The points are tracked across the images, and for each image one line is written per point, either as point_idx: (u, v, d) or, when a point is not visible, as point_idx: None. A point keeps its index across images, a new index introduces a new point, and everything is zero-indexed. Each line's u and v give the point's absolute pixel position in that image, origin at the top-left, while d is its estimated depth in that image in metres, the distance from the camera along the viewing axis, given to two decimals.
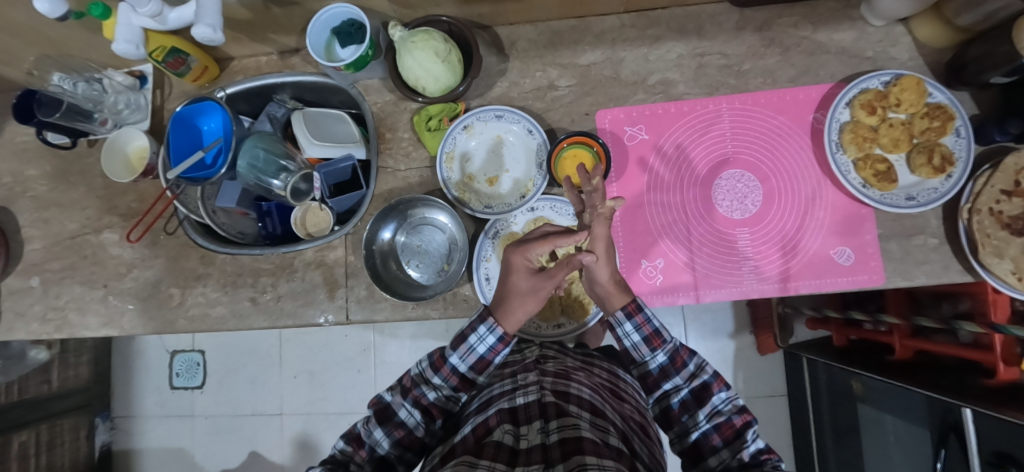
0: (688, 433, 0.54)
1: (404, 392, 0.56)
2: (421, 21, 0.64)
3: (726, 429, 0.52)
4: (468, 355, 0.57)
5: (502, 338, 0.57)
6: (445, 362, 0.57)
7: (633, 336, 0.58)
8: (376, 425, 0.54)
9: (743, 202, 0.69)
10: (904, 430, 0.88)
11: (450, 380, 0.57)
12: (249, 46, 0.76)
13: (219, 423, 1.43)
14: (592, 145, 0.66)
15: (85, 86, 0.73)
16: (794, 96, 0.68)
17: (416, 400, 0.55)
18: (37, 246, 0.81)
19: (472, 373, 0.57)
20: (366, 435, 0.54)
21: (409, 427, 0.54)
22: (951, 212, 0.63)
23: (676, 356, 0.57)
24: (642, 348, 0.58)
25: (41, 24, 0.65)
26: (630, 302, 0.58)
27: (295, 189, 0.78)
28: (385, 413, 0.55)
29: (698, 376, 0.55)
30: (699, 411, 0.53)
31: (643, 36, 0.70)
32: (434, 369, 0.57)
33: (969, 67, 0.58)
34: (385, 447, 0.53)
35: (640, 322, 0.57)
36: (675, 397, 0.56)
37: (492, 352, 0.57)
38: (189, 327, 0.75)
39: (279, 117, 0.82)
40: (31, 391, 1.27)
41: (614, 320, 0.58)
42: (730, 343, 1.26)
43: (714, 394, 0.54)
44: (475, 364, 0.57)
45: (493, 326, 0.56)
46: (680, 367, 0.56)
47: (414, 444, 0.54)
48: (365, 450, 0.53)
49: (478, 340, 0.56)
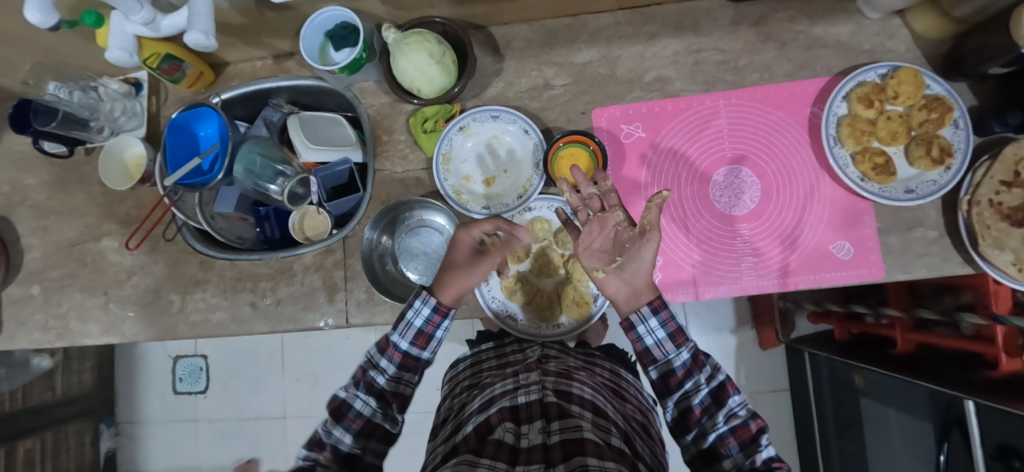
0: (705, 435, 0.52)
1: (356, 383, 0.58)
2: (415, 23, 0.64)
3: (742, 433, 0.51)
4: (407, 331, 0.59)
5: (437, 309, 0.59)
6: (388, 342, 0.59)
7: (657, 332, 0.56)
8: (334, 423, 0.55)
9: (741, 197, 0.68)
10: (908, 423, 0.87)
11: (395, 359, 0.59)
12: (244, 51, 0.76)
13: (223, 427, 1.43)
14: (588, 144, 0.66)
15: (81, 95, 0.73)
16: (791, 90, 0.68)
17: (369, 387, 0.58)
18: (36, 255, 0.81)
19: (415, 349, 0.59)
20: (326, 436, 0.55)
21: (366, 416, 0.56)
22: (951, 205, 0.63)
23: (697, 354, 0.55)
24: (667, 345, 0.55)
25: (35, 33, 0.65)
26: (657, 297, 0.57)
27: (293, 193, 0.77)
28: (341, 410, 0.56)
29: (715, 377, 0.54)
30: (718, 412, 0.52)
31: (638, 33, 0.70)
32: (380, 352, 0.60)
33: (967, 58, 0.58)
34: (348, 443, 0.55)
35: (666, 318, 0.56)
36: (695, 398, 0.53)
37: (431, 324, 0.59)
38: (189, 333, 0.75)
39: (275, 122, 0.82)
40: (34, 399, 1.29)
41: (638, 316, 0.56)
42: (732, 338, 1.26)
43: (730, 397, 0.53)
44: (415, 339, 0.59)
45: (426, 298, 0.59)
46: (701, 366, 0.55)
47: (376, 433, 0.56)
48: (328, 451, 0.54)
49: (414, 314, 0.59)
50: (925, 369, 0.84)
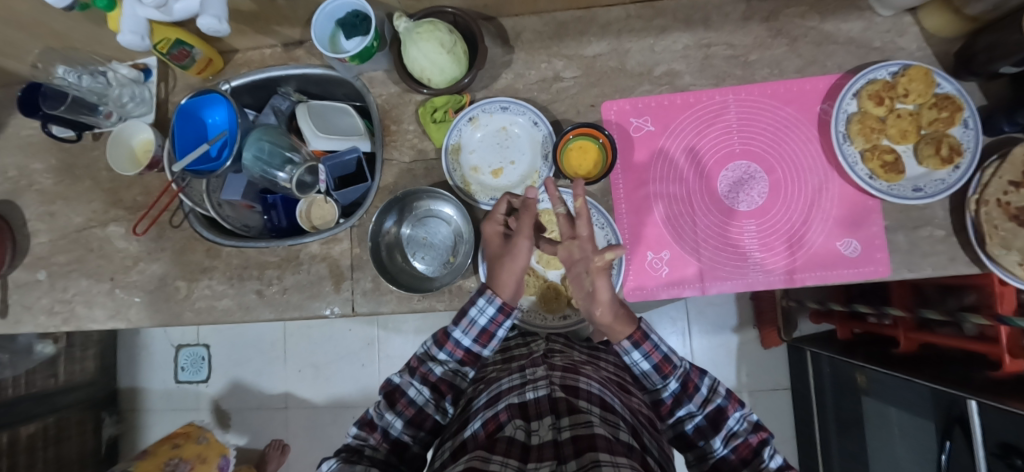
0: (707, 456, 0.54)
1: (412, 371, 0.59)
2: (426, 13, 0.64)
3: (744, 450, 0.53)
4: (471, 329, 0.59)
5: (502, 309, 0.58)
6: (449, 337, 0.60)
7: (642, 363, 0.58)
8: (386, 407, 0.56)
9: (749, 193, 0.68)
10: (912, 424, 0.87)
11: (456, 354, 0.60)
12: (253, 38, 0.76)
13: (224, 416, 1.44)
14: (598, 136, 0.66)
15: (90, 79, 0.72)
16: (801, 87, 0.68)
17: (425, 377, 0.58)
18: (43, 240, 0.81)
19: (476, 346, 0.60)
20: (378, 418, 0.56)
21: (419, 404, 0.57)
22: (959, 204, 0.63)
23: (687, 382, 0.57)
24: (653, 376, 0.58)
25: (46, 16, 0.65)
26: (636, 330, 0.58)
27: (301, 181, 0.77)
28: (394, 395, 0.57)
29: (711, 400, 0.56)
30: (716, 436, 0.54)
31: (649, 27, 0.70)
32: (438, 345, 0.60)
33: (978, 58, 0.57)
34: (398, 428, 0.55)
35: (648, 350, 0.57)
36: (689, 423, 0.56)
37: (494, 324, 0.59)
38: (194, 319, 0.75)
39: (284, 110, 0.83)
40: (37, 385, 1.28)
41: (621, 348, 0.58)
42: (733, 337, 1.26)
43: (729, 416, 0.55)
44: (479, 337, 0.59)
45: (492, 297, 0.59)
46: (693, 393, 0.57)
47: (426, 422, 0.57)
48: (378, 432, 0.55)
49: (478, 312, 0.58)
50: (926, 370, 0.84)
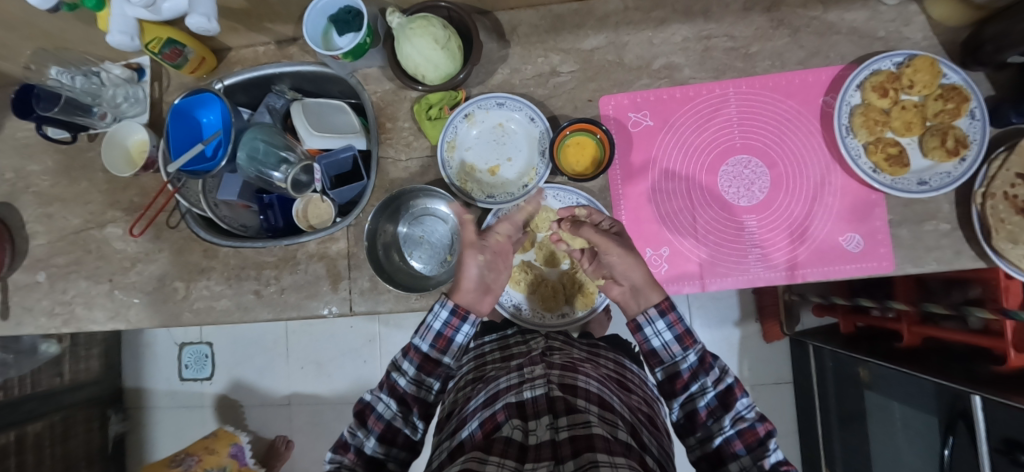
0: (710, 438, 0.53)
1: (380, 386, 0.59)
2: (419, 8, 0.63)
3: (749, 436, 0.52)
4: (427, 334, 0.59)
5: (455, 312, 0.59)
6: (409, 345, 0.60)
7: (665, 334, 0.57)
8: (358, 426, 0.57)
9: (750, 188, 0.67)
10: (915, 418, 0.86)
11: (415, 362, 0.59)
12: (246, 36, 0.75)
13: (227, 413, 1.45)
14: (595, 131, 0.65)
15: (83, 80, 0.74)
16: (803, 79, 0.66)
17: (391, 389, 0.58)
18: (40, 242, 0.81)
19: (434, 352, 0.59)
20: (350, 438, 0.56)
21: (387, 419, 0.57)
22: (964, 197, 0.61)
23: (705, 357, 0.56)
24: (673, 347, 0.56)
25: (36, 17, 0.64)
26: (665, 299, 0.58)
27: (296, 180, 0.74)
28: (364, 414, 0.57)
29: (723, 380, 0.55)
30: (725, 415, 0.53)
31: (648, 18, 0.68)
32: (402, 354, 0.60)
33: (986, 47, 0.56)
34: (371, 446, 0.56)
35: (673, 320, 0.57)
36: (701, 401, 0.54)
37: (449, 328, 0.59)
38: (193, 320, 0.75)
39: (278, 108, 0.81)
40: (43, 384, 1.28)
41: (646, 317, 0.57)
42: (736, 331, 1.26)
43: (738, 400, 0.54)
44: (435, 342, 0.59)
45: (445, 302, 0.60)
46: (708, 369, 0.55)
47: (397, 438, 0.57)
48: (352, 452, 0.55)
49: (433, 317, 0.59)
50: (928, 364, 0.83)
